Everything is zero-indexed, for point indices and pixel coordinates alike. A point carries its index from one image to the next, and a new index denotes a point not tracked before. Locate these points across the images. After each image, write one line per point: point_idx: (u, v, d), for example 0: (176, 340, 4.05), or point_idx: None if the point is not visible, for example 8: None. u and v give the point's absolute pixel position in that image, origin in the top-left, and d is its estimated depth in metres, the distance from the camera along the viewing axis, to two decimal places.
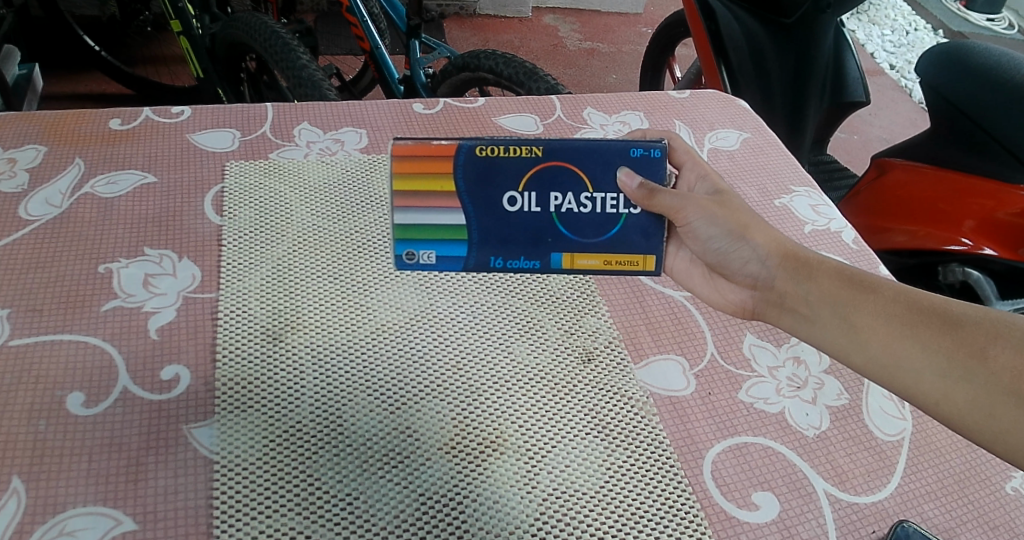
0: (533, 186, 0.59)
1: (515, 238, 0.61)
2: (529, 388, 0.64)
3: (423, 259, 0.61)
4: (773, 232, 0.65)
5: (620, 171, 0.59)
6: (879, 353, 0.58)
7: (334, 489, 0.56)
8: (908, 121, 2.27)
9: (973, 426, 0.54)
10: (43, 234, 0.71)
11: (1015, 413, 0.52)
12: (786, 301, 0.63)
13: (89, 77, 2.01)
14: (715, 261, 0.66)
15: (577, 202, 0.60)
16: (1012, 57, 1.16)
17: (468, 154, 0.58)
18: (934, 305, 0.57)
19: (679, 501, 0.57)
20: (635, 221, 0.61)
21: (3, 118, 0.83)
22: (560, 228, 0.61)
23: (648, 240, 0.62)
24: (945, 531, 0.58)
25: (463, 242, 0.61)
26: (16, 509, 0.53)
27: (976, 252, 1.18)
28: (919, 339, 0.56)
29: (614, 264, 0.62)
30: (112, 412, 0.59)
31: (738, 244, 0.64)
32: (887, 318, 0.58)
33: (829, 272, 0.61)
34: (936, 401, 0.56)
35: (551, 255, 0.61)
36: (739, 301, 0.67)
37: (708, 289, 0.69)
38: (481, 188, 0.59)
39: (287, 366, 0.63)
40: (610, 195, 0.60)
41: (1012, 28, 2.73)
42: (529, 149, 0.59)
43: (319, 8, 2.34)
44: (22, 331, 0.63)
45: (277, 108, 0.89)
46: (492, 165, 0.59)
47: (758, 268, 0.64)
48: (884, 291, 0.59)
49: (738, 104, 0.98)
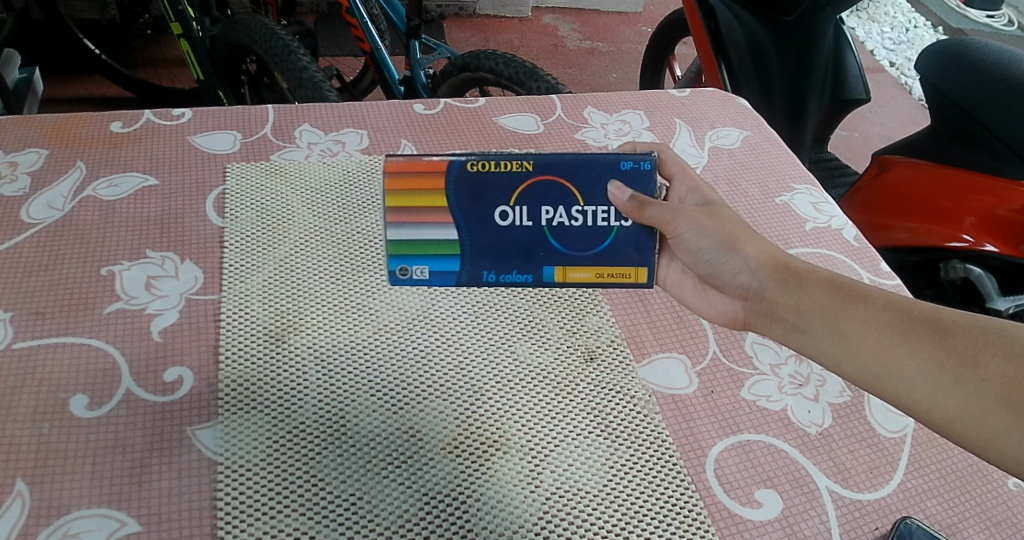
0: (524, 200, 0.59)
1: (507, 253, 0.61)
2: (533, 387, 0.64)
3: (415, 275, 0.61)
4: (763, 243, 0.65)
5: (610, 185, 0.60)
6: (870, 364, 0.58)
7: (339, 489, 0.56)
8: (908, 118, 2.27)
9: (965, 434, 0.54)
10: (46, 236, 0.71)
11: (1006, 418, 0.52)
12: (777, 312, 0.63)
13: (89, 80, 2.01)
14: (706, 272, 0.66)
15: (568, 215, 0.60)
16: (1012, 55, 1.17)
17: (460, 169, 0.58)
18: (924, 314, 0.58)
19: (683, 499, 0.58)
20: (626, 234, 0.61)
21: (4, 121, 0.83)
22: (552, 241, 0.60)
23: (640, 252, 0.61)
24: (949, 528, 0.58)
25: (455, 257, 0.61)
26: (21, 512, 0.53)
27: (977, 249, 1.18)
28: (911, 348, 0.56)
29: (606, 277, 0.62)
30: (115, 414, 0.59)
31: (728, 255, 0.64)
32: (878, 329, 0.58)
33: (819, 282, 0.61)
34: (928, 409, 0.56)
35: (544, 268, 0.61)
36: (731, 311, 0.67)
37: (700, 302, 0.68)
38: (472, 202, 0.59)
39: (291, 367, 0.63)
40: (601, 208, 0.60)
41: (1011, 24, 2.73)
42: (520, 163, 0.59)
43: (318, 9, 2.34)
44: (26, 334, 0.63)
45: (278, 110, 0.89)
46: (482, 180, 0.59)
47: (748, 279, 0.64)
48: (874, 300, 0.59)
49: (739, 102, 0.98)
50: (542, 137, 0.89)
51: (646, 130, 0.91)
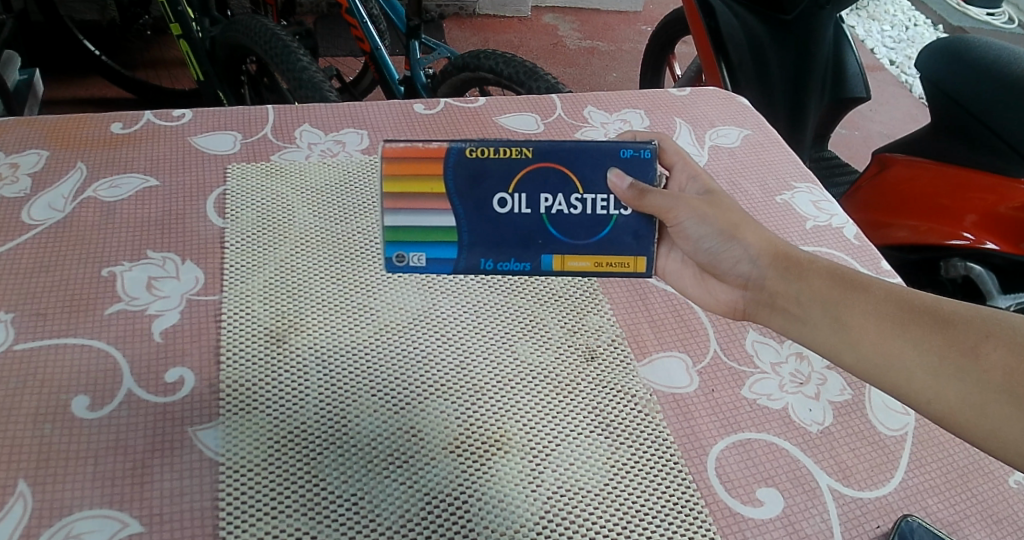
0: (523, 188, 0.59)
1: (505, 241, 0.61)
2: (533, 387, 0.64)
3: (413, 262, 0.61)
4: (763, 232, 0.65)
5: (610, 172, 0.59)
6: (869, 352, 0.58)
7: (340, 489, 0.56)
8: (908, 116, 2.27)
9: (966, 426, 0.54)
10: (47, 238, 0.71)
11: (1007, 409, 0.52)
12: (777, 301, 0.63)
13: (89, 81, 2.01)
14: (706, 261, 0.66)
15: (567, 203, 0.60)
16: (1012, 52, 1.17)
17: (459, 155, 0.58)
18: (925, 303, 0.58)
19: (684, 498, 0.58)
20: (625, 223, 0.61)
21: (5, 123, 0.83)
22: (550, 230, 0.61)
23: (638, 241, 0.62)
24: (950, 526, 0.58)
25: (453, 244, 0.61)
26: (23, 513, 0.53)
27: (978, 247, 1.18)
28: (911, 337, 0.56)
29: (604, 266, 0.62)
30: (117, 415, 0.59)
31: (728, 244, 0.65)
32: (877, 316, 0.58)
33: (820, 271, 0.61)
34: (928, 400, 0.55)
35: (542, 256, 0.61)
36: (731, 301, 0.67)
37: (700, 291, 0.69)
38: (471, 189, 0.59)
39: (292, 367, 0.63)
40: (601, 196, 0.60)
41: (1012, 23, 2.72)
42: (519, 151, 0.59)
43: (319, 9, 2.35)
44: (27, 336, 0.63)
45: (278, 110, 0.89)
46: (482, 166, 0.59)
47: (749, 268, 0.64)
48: (874, 289, 0.59)
49: (739, 101, 0.98)
50: (542, 136, 0.89)
51: (647, 129, 0.91)
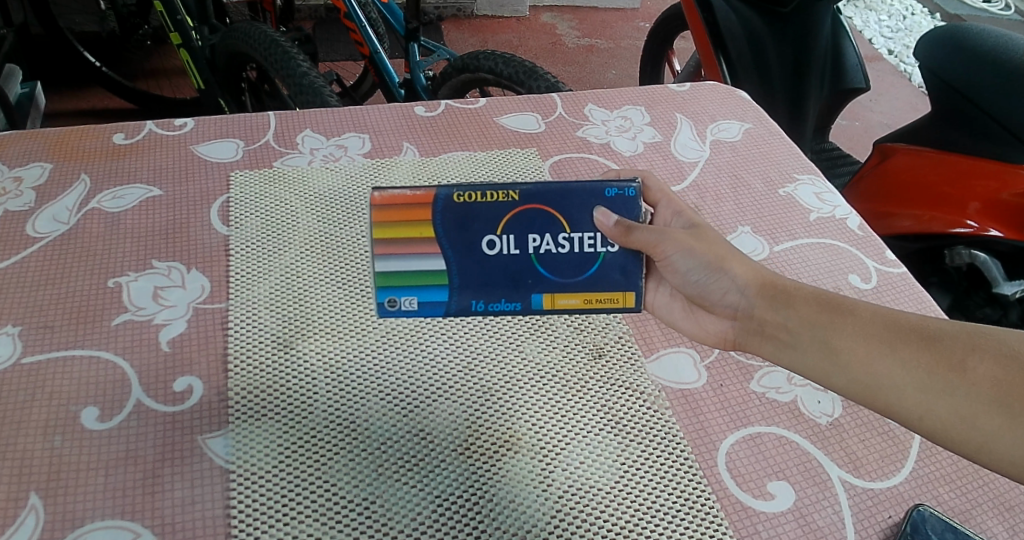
0: (511, 229, 0.59)
1: (495, 281, 0.60)
2: (542, 385, 0.64)
3: (404, 306, 0.60)
4: (751, 262, 0.64)
5: (596, 211, 0.59)
6: (860, 374, 0.57)
7: (351, 493, 0.56)
8: (908, 105, 2.26)
9: (957, 440, 0.54)
10: (52, 250, 0.72)
11: (998, 422, 0.53)
12: (766, 329, 0.62)
13: (90, 92, 2.02)
14: (694, 292, 0.65)
15: (555, 242, 0.59)
16: (1011, 38, 1.16)
17: (446, 200, 0.58)
18: (912, 324, 0.57)
19: (695, 493, 0.58)
20: (613, 259, 0.60)
21: (8, 137, 0.83)
22: (539, 269, 0.60)
23: (627, 276, 0.61)
24: (962, 515, 0.59)
25: (443, 287, 0.60)
26: (35, 525, 0.53)
27: (982, 233, 1.16)
28: (899, 357, 0.56)
29: (595, 302, 0.61)
30: (126, 425, 0.59)
31: (716, 275, 0.64)
32: (865, 339, 0.57)
33: (807, 298, 0.61)
34: (919, 417, 0.56)
35: (532, 296, 0.60)
36: (720, 332, 0.66)
37: (690, 324, 0.67)
38: (460, 232, 0.58)
39: (300, 374, 0.63)
40: (588, 234, 0.60)
41: (1009, 9, 2.72)
42: (505, 193, 0.58)
43: (317, 15, 2.35)
44: (34, 348, 0.64)
45: (280, 117, 0.89)
46: (469, 210, 0.58)
47: (737, 298, 0.63)
48: (861, 312, 0.59)
49: (739, 95, 0.98)
50: (543, 136, 0.89)
51: (648, 126, 0.91)
